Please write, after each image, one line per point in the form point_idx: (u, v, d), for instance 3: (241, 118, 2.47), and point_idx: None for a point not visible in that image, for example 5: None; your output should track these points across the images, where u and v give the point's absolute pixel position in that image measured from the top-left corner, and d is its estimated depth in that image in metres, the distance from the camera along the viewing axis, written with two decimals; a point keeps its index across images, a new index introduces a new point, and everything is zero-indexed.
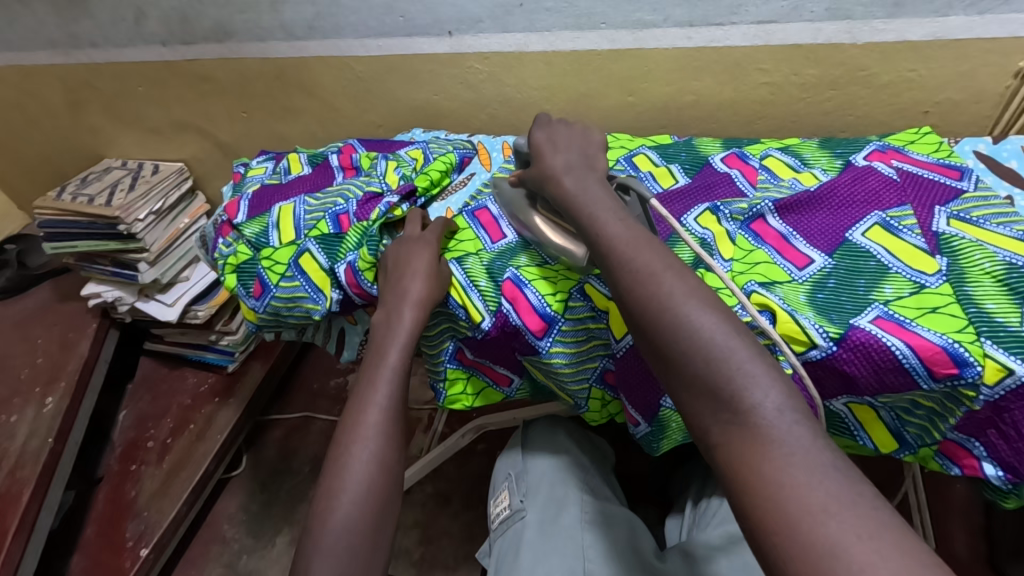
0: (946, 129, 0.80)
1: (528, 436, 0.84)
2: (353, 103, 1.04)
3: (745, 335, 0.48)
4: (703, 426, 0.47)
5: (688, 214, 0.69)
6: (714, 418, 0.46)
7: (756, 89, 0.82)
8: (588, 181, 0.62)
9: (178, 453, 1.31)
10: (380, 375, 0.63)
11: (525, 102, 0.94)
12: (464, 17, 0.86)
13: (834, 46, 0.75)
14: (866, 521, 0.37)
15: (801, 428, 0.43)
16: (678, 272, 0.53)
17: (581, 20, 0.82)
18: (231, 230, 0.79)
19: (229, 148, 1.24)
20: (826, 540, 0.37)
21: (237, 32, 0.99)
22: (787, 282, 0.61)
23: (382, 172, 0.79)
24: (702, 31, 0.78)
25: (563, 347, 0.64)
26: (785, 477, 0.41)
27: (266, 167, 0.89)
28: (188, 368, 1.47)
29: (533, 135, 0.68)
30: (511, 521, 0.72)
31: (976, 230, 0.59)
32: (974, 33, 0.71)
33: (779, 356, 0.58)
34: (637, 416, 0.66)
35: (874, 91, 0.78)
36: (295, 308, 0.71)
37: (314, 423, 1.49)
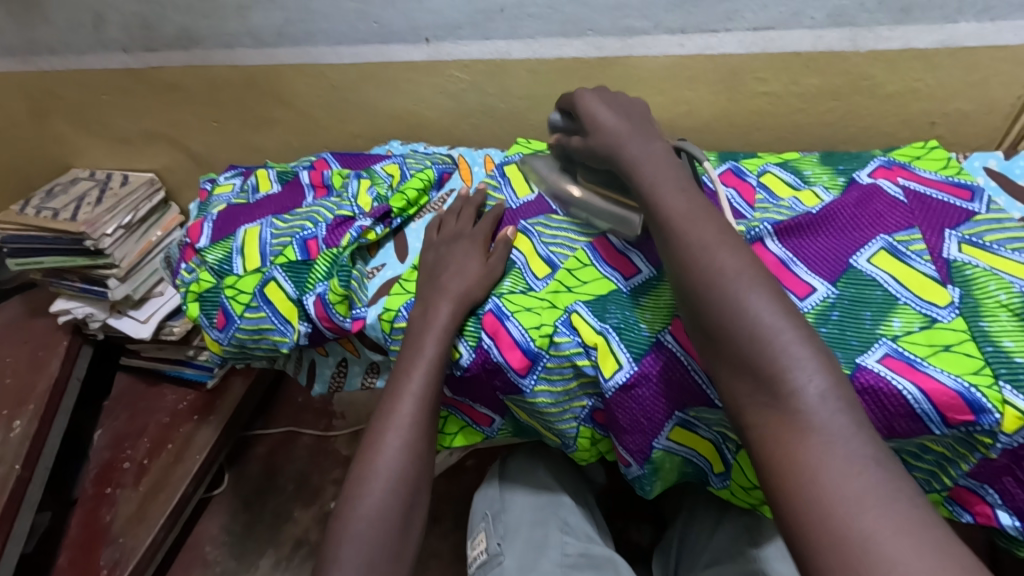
0: (953, 140, 0.76)
1: (507, 470, 0.80)
2: (329, 113, 0.98)
3: (750, 371, 0.44)
4: (737, 405, 0.44)
5: None
6: (749, 398, 0.44)
7: (753, 99, 0.77)
8: (653, 147, 0.58)
9: (155, 474, 1.26)
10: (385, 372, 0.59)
11: (509, 112, 0.89)
12: (442, 23, 0.81)
13: (836, 54, 0.71)
14: (900, 519, 0.35)
15: (843, 417, 0.41)
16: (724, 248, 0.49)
17: (568, 27, 0.77)
18: (194, 254, 0.74)
19: (202, 159, 1.18)
20: (859, 534, 0.35)
21: (203, 38, 0.94)
22: None
23: (354, 193, 0.74)
24: (695, 38, 0.73)
25: (548, 385, 0.60)
26: (815, 497, 0.38)
27: (234, 183, 0.84)
28: (167, 384, 1.42)
29: (584, 98, 0.64)
30: (488, 567, 0.68)
31: (990, 257, 0.55)
32: (984, 41, 0.66)
33: None
34: (627, 457, 0.61)
35: (877, 101, 0.74)
36: (261, 340, 0.66)
37: (299, 438, 1.45)
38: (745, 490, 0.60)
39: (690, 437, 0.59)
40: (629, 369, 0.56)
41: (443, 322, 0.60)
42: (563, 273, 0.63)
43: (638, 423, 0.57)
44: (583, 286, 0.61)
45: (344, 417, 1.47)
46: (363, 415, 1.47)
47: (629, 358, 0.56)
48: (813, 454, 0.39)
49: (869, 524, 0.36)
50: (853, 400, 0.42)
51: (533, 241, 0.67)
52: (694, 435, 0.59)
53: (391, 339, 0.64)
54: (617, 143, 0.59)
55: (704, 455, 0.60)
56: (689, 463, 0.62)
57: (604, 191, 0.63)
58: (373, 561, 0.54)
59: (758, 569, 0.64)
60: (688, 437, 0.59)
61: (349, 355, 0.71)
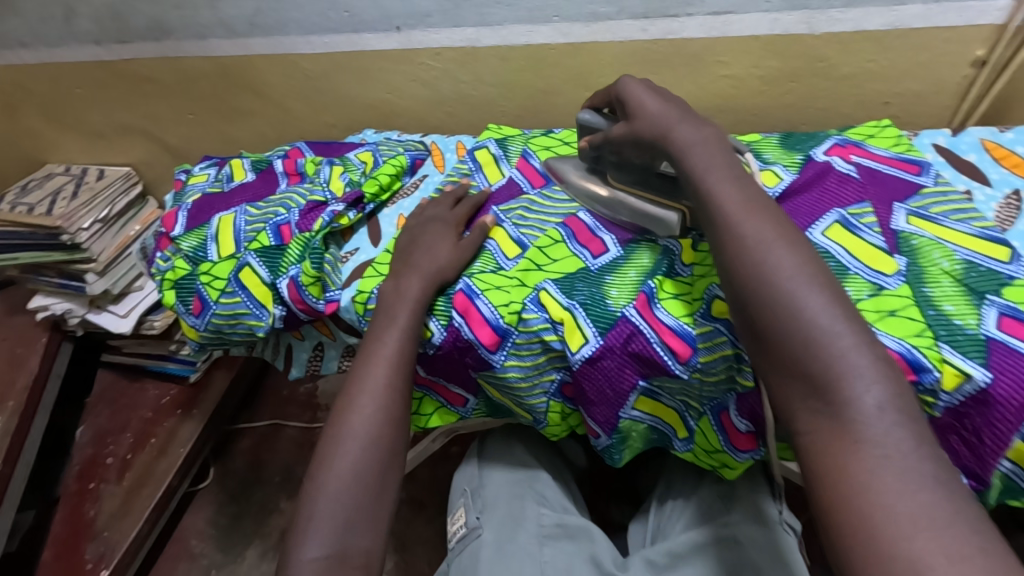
0: (907, 119, 0.79)
1: (484, 448, 0.82)
2: (303, 103, 0.99)
3: (801, 376, 0.43)
4: (791, 410, 0.44)
5: None
6: (802, 403, 0.43)
7: (716, 82, 0.79)
8: (706, 132, 0.55)
9: (139, 469, 1.27)
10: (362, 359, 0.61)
11: (481, 99, 0.91)
12: (412, 11, 0.82)
13: (792, 37, 0.73)
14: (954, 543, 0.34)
15: (901, 431, 0.39)
16: (790, 242, 0.48)
17: (534, 13, 0.78)
18: (168, 243, 0.75)
19: (178, 152, 1.18)
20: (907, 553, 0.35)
21: (175, 29, 0.94)
22: None
23: (326, 179, 0.76)
24: (658, 22, 0.75)
25: (518, 361, 0.62)
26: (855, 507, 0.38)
27: (208, 173, 0.84)
28: (149, 379, 1.41)
29: (626, 87, 0.62)
30: (467, 540, 0.69)
31: (935, 228, 0.57)
32: (931, 22, 0.69)
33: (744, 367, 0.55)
34: (597, 429, 0.63)
35: (833, 83, 0.76)
36: (237, 325, 0.67)
37: (284, 430, 1.45)
38: (708, 453, 0.63)
39: (653, 405, 0.61)
40: (595, 343, 0.58)
41: (415, 294, 0.62)
42: (535, 254, 0.65)
43: (604, 395, 0.60)
44: (553, 264, 0.63)
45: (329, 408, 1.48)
46: None
47: (595, 332, 0.58)
48: (865, 466, 0.39)
49: (879, 511, 0.36)
50: (914, 414, 0.41)
51: (502, 225, 0.69)
52: (658, 403, 0.61)
53: (365, 321, 0.66)
54: (666, 126, 0.57)
55: (669, 422, 0.63)
56: (655, 432, 0.64)
57: (640, 190, 0.63)
58: (356, 535, 0.55)
59: (732, 532, 0.66)
60: (652, 405, 0.61)
61: (325, 339, 0.72)
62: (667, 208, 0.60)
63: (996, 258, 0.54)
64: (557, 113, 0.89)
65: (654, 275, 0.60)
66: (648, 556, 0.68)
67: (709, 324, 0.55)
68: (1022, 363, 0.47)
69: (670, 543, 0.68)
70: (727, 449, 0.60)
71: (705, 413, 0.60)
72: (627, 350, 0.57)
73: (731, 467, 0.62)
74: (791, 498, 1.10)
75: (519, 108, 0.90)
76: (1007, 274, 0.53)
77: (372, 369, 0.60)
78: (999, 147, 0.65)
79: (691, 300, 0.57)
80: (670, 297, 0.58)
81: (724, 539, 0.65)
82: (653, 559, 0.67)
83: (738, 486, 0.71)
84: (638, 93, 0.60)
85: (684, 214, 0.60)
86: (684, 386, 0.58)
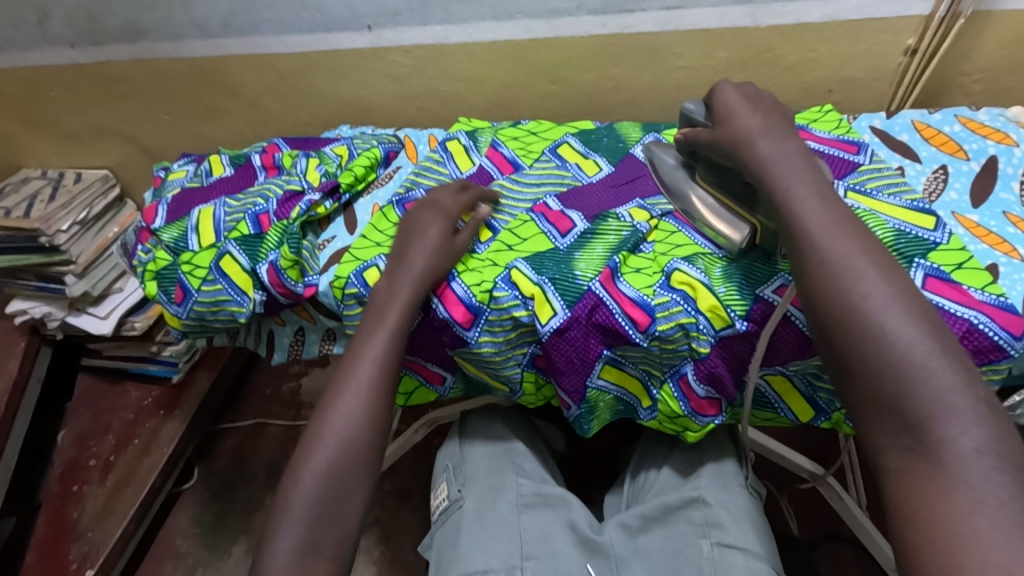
0: (848, 105, 0.84)
1: (465, 426, 0.84)
2: (279, 102, 1.02)
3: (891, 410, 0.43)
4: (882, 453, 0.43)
5: (619, 207, 0.70)
6: (894, 445, 0.43)
7: (673, 73, 0.84)
8: (787, 145, 0.57)
9: (122, 469, 1.27)
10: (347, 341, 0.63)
11: (451, 93, 0.94)
12: (381, 10, 0.85)
13: (740, 30, 0.78)
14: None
15: (1001, 478, 0.38)
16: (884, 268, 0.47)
17: (498, 11, 0.82)
18: (150, 236, 0.77)
19: (155, 153, 1.20)
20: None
21: (150, 31, 0.96)
22: (707, 255, 0.63)
23: (303, 171, 0.79)
24: (615, 18, 0.80)
25: (491, 337, 0.65)
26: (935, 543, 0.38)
27: (187, 169, 0.87)
28: (130, 382, 1.42)
29: (721, 97, 0.63)
30: (450, 512, 0.72)
31: (870, 201, 0.62)
32: (865, 13, 0.74)
33: (700, 333, 0.58)
34: (568, 400, 0.66)
35: (780, 72, 0.82)
36: (219, 312, 0.70)
37: (267, 428, 1.47)
38: (671, 419, 0.64)
39: (619, 374, 0.65)
40: (563, 315, 0.61)
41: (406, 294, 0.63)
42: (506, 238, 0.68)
43: (573, 364, 0.63)
44: (524, 244, 0.67)
45: (313, 406, 1.50)
46: None
47: (564, 305, 0.61)
48: (956, 511, 0.38)
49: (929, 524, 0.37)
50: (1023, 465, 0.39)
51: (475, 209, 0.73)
52: (623, 372, 0.65)
53: (343, 305, 0.68)
54: (747, 137, 0.58)
55: (633, 392, 0.66)
56: (622, 402, 0.67)
57: (722, 197, 0.63)
58: (334, 526, 0.57)
59: (701, 496, 0.67)
60: (617, 375, 0.65)
61: (305, 323, 0.75)
62: (741, 221, 0.61)
63: (923, 226, 0.59)
64: (523, 106, 0.94)
65: (620, 250, 0.64)
66: (624, 520, 0.67)
67: (667, 294, 0.59)
68: (942, 317, 0.52)
69: (644, 506, 0.68)
70: (688, 414, 0.62)
71: (667, 379, 0.63)
72: (593, 321, 0.61)
73: (693, 431, 0.64)
74: (759, 471, 1.15)
75: (487, 101, 0.95)
76: (932, 239, 0.57)
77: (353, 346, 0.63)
78: (929, 127, 0.70)
79: (651, 273, 0.62)
80: (630, 271, 0.62)
81: (693, 501, 0.67)
82: (627, 522, 0.67)
83: (707, 455, 0.73)
84: (733, 100, 0.62)
85: (758, 230, 0.60)
86: (645, 354, 0.62)
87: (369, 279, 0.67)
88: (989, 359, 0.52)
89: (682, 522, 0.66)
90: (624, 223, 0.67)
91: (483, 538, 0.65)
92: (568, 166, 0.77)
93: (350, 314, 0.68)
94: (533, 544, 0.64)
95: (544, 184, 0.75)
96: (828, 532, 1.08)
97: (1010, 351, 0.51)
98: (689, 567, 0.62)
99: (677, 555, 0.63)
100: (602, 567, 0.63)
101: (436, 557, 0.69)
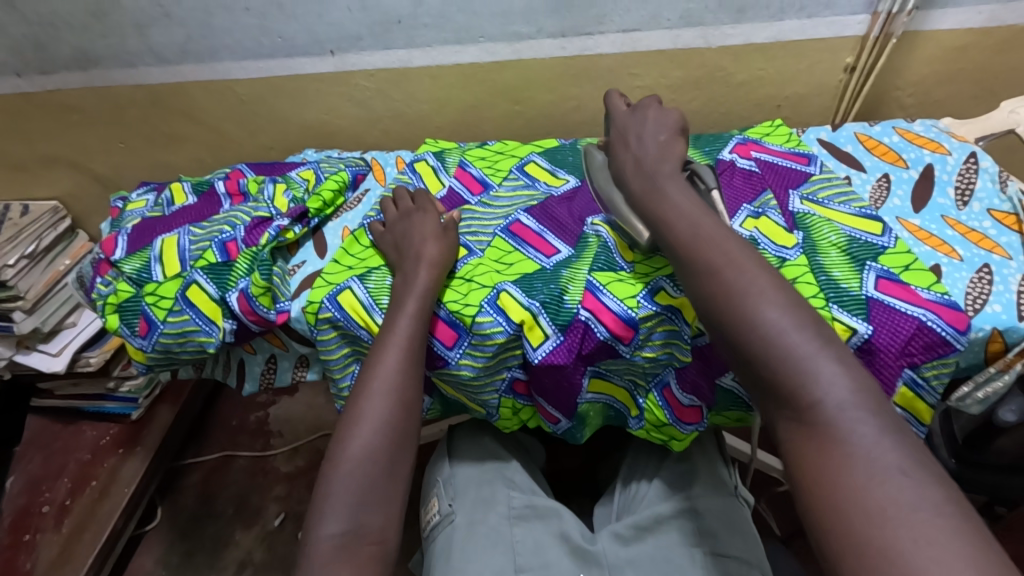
0: (796, 119, 0.90)
1: (454, 440, 0.82)
2: (242, 127, 1.01)
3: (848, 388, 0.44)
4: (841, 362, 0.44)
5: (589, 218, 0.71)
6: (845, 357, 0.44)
7: (632, 92, 0.88)
8: None
9: (79, 513, 1.21)
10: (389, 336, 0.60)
11: (416, 116, 0.96)
12: (344, 35, 0.86)
13: (692, 50, 0.82)
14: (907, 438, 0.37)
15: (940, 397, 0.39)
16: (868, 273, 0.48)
17: (460, 35, 0.84)
18: (109, 268, 0.74)
19: (110, 182, 1.17)
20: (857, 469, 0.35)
21: (101, 58, 0.93)
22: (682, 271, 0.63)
23: (270, 197, 0.78)
24: (574, 40, 0.83)
25: (473, 360, 0.64)
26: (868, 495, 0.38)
27: (146, 199, 0.84)
28: (85, 421, 1.35)
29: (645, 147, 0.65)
30: (441, 527, 0.70)
31: (825, 209, 0.65)
32: (806, 34, 0.79)
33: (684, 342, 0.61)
34: (556, 414, 0.67)
35: (732, 89, 0.86)
36: (186, 343, 0.68)
37: (235, 460, 1.42)
38: (658, 428, 0.66)
39: (606, 385, 0.67)
40: (556, 339, 0.61)
41: (424, 284, 0.63)
42: (489, 262, 0.68)
43: (559, 386, 0.64)
44: (510, 268, 0.66)
45: (282, 435, 1.45)
46: (301, 430, 1.46)
47: (555, 329, 0.61)
48: None
49: (885, 489, 0.38)
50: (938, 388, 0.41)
51: None
52: (608, 382, 0.67)
53: (316, 330, 0.67)
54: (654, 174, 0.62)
55: (621, 400, 0.68)
56: (611, 409, 0.69)
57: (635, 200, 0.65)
58: (372, 514, 0.54)
59: (693, 505, 0.68)
60: (605, 386, 0.67)
61: (277, 351, 0.74)
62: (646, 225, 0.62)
63: (872, 232, 0.62)
64: (487, 126, 0.96)
65: (596, 270, 0.63)
66: (616, 529, 0.68)
67: (651, 308, 0.59)
68: (895, 316, 0.55)
69: (637, 516, 0.69)
70: (672, 422, 0.65)
71: (651, 389, 0.65)
72: (582, 353, 0.62)
73: (679, 439, 0.66)
74: None
75: (452, 123, 0.96)
76: (881, 244, 0.61)
77: (389, 355, 0.59)
78: (870, 138, 0.75)
79: (635, 283, 0.62)
80: (611, 283, 0.62)
81: (685, 511, 0.68)
82: (620, 531, 0.68)
83: (698, 464, 0.75)
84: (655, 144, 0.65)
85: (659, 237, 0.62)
86: (628, 365, 0.64)
87: (342, 301, 0.66)
88: (938, 354, 0.55)
89: (674, 532, 0.66)
90: (594, 237, 0.68)
91: (474, 551, 0.64)
92: (537, 182, 0.78)
93: (324, 338, 0.67)
94: (527, 555, 0.63)
95: (514, 203, 0.75)
96: (799, 529, 1.10)
97: (957, 345, 0.54)
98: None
99: (670, 564, 0.63)
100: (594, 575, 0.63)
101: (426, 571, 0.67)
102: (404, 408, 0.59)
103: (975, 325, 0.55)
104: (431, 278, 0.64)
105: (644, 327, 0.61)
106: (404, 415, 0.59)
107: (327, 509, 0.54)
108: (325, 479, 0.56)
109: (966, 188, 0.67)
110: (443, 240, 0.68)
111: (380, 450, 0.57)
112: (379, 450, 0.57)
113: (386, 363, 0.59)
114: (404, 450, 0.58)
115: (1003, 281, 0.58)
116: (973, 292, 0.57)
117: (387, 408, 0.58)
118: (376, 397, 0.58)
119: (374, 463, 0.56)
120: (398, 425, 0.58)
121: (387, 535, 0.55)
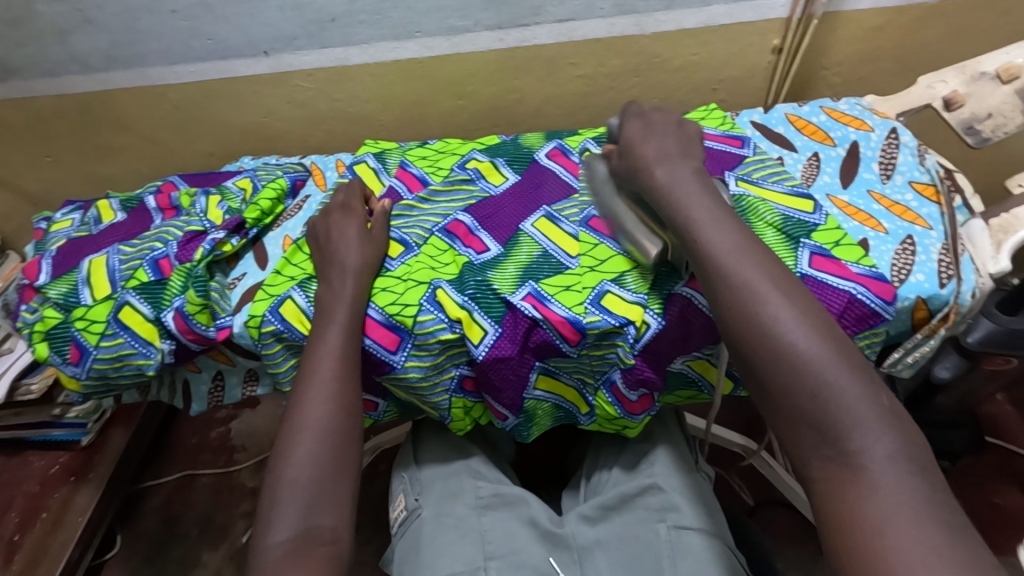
0: (732, 102, 0.93)
1: (418, 436, 0.81)
2: (178, 135, 0.98)
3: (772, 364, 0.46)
4: None
5: (525, 220, 0.70)
6: None
7: (572, 81, 0.89)
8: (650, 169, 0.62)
9: (30, 549, 1.15)
10: (331, 345, 0.60)
11: (359, 114, 0.94)
12: (278, 35, 0.83)
13: (628, 38, 0.83)
14: None
15: None
16: (775, 281, 0.51)
17: (397, 30, 0.83)
18: (35, 294, 0.71)
19: (41, 200, 1.11)
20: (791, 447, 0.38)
21: (21, 68, 0.89)
22: (633, 268, 0.63)
23: (203, 210, 0.76)
24: (512, 32, 0.83)
25: (418, 361, 0.63)
26: None
27: (72, 218, 0.80)
28: (31, 452, 1.28)
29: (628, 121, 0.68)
30: (409, 522, 0.70)
31: (759, 189, 0.67)
32: (735, 18, 0.81)
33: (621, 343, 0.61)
34: (504, 411, 0.67)
35: (670, 74, 0.88)
36: (123, 367, 0.65)
37: (196, 479, 1.37)
38: (610, 420, 0.68)
39: (556, 384, 0.68)
40: (494, 333, 0.61)
41: (351, 294, 0.63)
42: (423, 259, 0.67)
43: (507, 381, 0.63)
44: (444, 267, 0.66)
45: (245, 449, 1.41)
46: (265, 443, 1.42)
47: (492, 323, 0.61)
48: None
49: None
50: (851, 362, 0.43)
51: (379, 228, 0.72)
52: (559, 382, 0.67)
53: (260, 344, 0.65)
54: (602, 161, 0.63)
55: (570, 400, 0.69)
56: (561, 408, 0.70)
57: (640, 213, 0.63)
58: (323, 516, 0.53)
59: (656, 481, 0.70)
60: (554, 385, 0.68)
61: (223, 367, 0.73)
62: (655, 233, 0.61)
63: (804, 211, 0.64)
64: (432, 121, 0.95)
65: (530, 275, 0.64)
66: (583, 511, 0.69)
67: (598, 313, 0.60)
68: (827, 292, 0.58)
69: (602, 497, 0.70)
70: (623, 415, 0.66)
71: (600, 386, 0.66)
72: (529, 345, 0.62)
73: (631, 426, 0.68)
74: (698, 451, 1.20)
75: (396, 121, 0.95)
76: (812, 222, 0.63)
77: (324, 363, 0.59)
78: (800, 119, 0.77)
79: (581, 289, 0.62)
80: (559, 292, 0.62)
81: (648, 488, 0.69)
82: (587, 512, 0.69)
83: (659, 440, 0.76)
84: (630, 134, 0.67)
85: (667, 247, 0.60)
86: (577, 363, 0.65)
87: (285, 313, 0.65)
88: (869, 324, 0.57)
89: (639, 509, 0.68)
90: (529, 238, 0.68)
91: (443, 541, 0.65)
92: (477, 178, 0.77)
93: (268, 352, 0.65)
94: (495, 543, 0.64)
95: (450, 199, 0.74)
96: (764, 499, 1.14)
97: (885, 315, 0.57)
98: (646, 550, 0.63)
99: (636, 540, 0.64)
100: (564, 558, 0.64)
101: (396, 567, 0.67)
102: (346, 412, 0.58)
103: (901, 294, 0.58)
104: (358, 288, 0.64)
105: (593, 334, 0.60)
106: (350, 419, 0.58)
107: (279, 516, 0.53)
108: (273, 487, 0.55)
109: (889, 163, 0.70)
110: (368, 246, 0.67)
111: (325, 451, 0.56)
112: (326, 457, 0.56)
113: (327, 371, 0.59)
114: (350, 451, 0.58)
115: (926, 251, 0.61)
116: (899, 263, 0.60)
117: (327, 411, 0.58)
118: (313, 404, 0.58)
119: (327, 469, 0.55)
120: (342, 427, 0.58)
121: (340, 535, 0.53)
